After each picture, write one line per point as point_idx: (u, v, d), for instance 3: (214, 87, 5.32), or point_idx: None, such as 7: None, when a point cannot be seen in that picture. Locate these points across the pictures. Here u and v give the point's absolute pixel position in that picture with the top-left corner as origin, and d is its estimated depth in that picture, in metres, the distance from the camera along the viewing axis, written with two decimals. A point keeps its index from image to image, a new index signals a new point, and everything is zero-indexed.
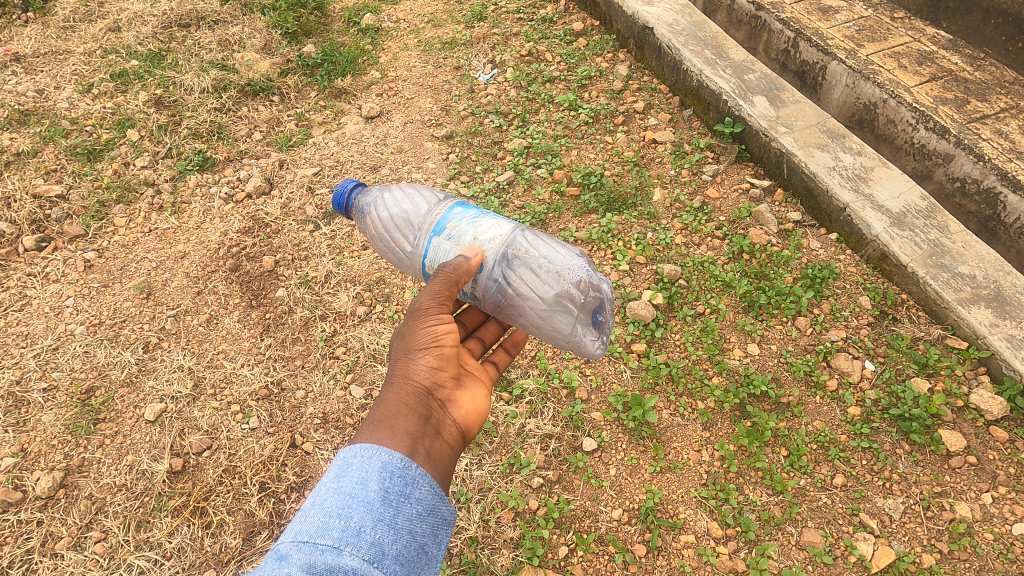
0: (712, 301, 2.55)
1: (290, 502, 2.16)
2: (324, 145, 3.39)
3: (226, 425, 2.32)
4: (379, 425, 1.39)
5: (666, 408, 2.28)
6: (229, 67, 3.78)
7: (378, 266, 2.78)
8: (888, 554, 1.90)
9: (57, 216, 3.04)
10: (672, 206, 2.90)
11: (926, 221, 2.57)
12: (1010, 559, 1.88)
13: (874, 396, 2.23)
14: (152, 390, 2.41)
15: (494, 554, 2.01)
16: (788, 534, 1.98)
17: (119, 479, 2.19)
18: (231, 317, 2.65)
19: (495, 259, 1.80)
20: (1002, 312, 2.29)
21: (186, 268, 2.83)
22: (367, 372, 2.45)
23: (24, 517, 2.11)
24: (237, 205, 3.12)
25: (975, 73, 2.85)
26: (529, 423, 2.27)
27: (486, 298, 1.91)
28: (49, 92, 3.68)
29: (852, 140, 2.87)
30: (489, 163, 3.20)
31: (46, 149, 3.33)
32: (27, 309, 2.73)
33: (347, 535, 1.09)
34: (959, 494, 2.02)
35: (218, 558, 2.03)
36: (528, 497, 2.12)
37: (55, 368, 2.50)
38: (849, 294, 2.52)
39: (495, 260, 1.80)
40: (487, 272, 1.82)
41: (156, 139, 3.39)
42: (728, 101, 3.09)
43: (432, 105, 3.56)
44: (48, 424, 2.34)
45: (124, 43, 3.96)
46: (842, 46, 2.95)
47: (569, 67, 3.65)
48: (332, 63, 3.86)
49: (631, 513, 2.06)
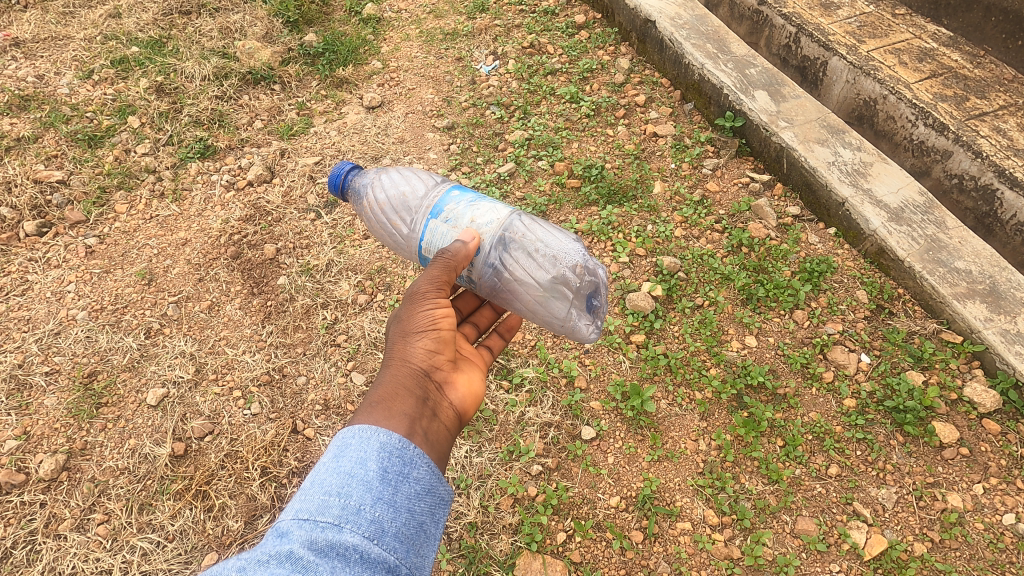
0: (711, 294, 2.56)
1: (291, 486, 2.18)
2: (325, 135, 3.39)
3: (228, 411, 2.34)
4: (378, 405, 1.41)
5: (665, 398, 2.31)
6: (230, 54, 3.77)
7: (379, 256, 2.79)
8: (881, 542, 1.94)
9: (58, 202, 3.03)
10: (672, 199, 2.93)
11: (924, 216, 2.59)
12: (1000, 549, 1.92)
13: (869, 388, 2.26)
14: (153, 375, 2.42)
15: (493, 539, 2.03)
16: (784, 523, 2.01)
17: (122, 463, 2.21)
18: (232, 304, 2.66)
19: (492, 243, 1.83)
20: (997, 307, 2.32)
21: (187, 255, 2.84)
22: (368, 359, 2.47)
23: (27, 499, 2.13)
24: (238, 193, 3.13)
25: (975, 71, 2.87)
26: (529, 411, 2.30)
27: (482, 282, 1.94)
28: (49, 77, 3.66)
29: (852, 135, 2.89)
30: (490, 154, 3.21)
31: (46, 135, 3.32)
32: (29, 294, 2.73)
33: (347, 513, 1.11)
34: (951, 485, 2.05)
35: (220, 541, 2.06)
36: (527, 484, 2.15)
37: (57, 352, 2.51)
38: (846, 288, 2.55)
39: (492, 243, 1.83)
40: (483, 255, 1.84)
41: (157, 126, 3.38)
42: (729, 95, 3.11)
43: (433, 96, 3.57)
44: (50, 408, 2.35)
45: (124, 30, 3.95)
46: (843, 42, 2.96)
47: (571, 60, 3.66)
48: (334, 52, 3.86)
49: (629, 501, 2.09)
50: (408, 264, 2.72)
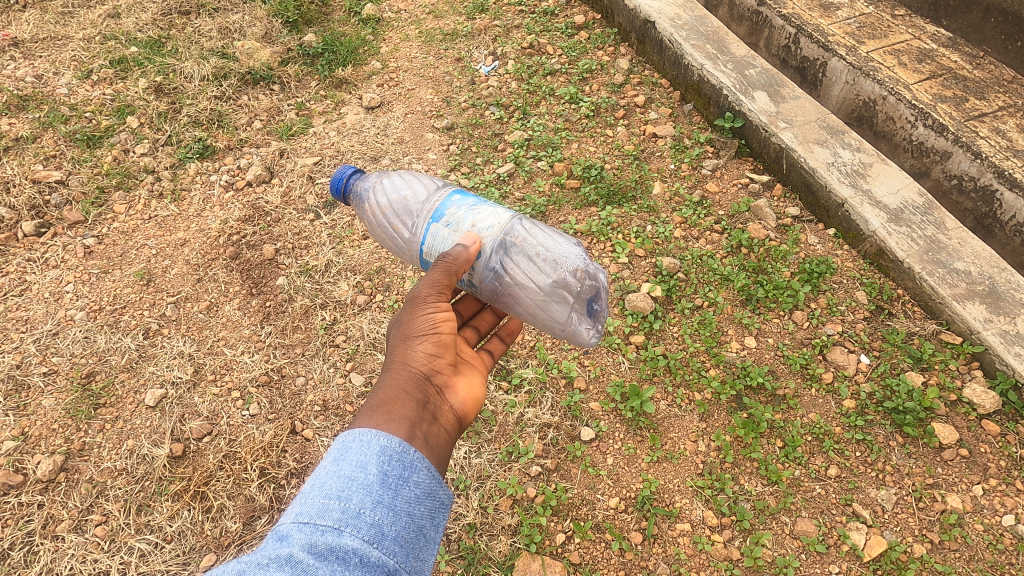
0: (710, 294, 2.56)
1: (290, 487, 2.17)
2: (325, 135, 3.39)
3: (226, 411, 2.34)
4: (378, 409, 1.40)
5: (664, 398, 2.31)
6: (229, 54, 3.77)
7: (378, 256, 2.79)
8: (880, 543, 1.93)
9: (57, 202, 3.03)
10: (672, 200, 2.92)
11: (923, 217, 2.59)
12: (1000, 550, 1.92)
13: (869, 389, 2.26)
14: (152, 375, 2.42)
15: (492, 540, 2.03)
16: (783, 523, 2.01)
17: (120, 464, 2.20)
18: (231, 304, 2.66)
19: (492, 247, 1.83)
20: (996, 308, 2.32)
21: (186, 255, 2.84)
22: (367, 360, 2.47)
23: (25, 500, 2.13)
24: (237, 193, 3.12)
25: (974, 72, 2.87)
26: (528, 412, 2.29)
27: (483, 286, 1.94)
28: (48, 77, 3.66)
29: (852, 136, 2.88)
30: (490, 155, 3.21)
31: (45, 135, 3.31)
32: (27, 294, 2.72)
33: (346, 517, 1.11)
34: (950, 486, 2.05)
35: (218, 542, 2.05)
36: (526, 485, 2.14)
37: (56, 353, 2.50)
38: (845, 288, 2.55)
39: (493, 247, 1.82)
40: (484, 259, 1.84)
41: (155, 127, 3.38)
42: (728, 96, 3.11)
43: (433, 96, 3.56)
44: (48, 409, 2.34)
45: (123, 30, 3.95)
46: (842, 42, 2.96)
47: (571, 60, 3.66)
48: (333, 52, 3.85)
49: (628, 502, 2.09)
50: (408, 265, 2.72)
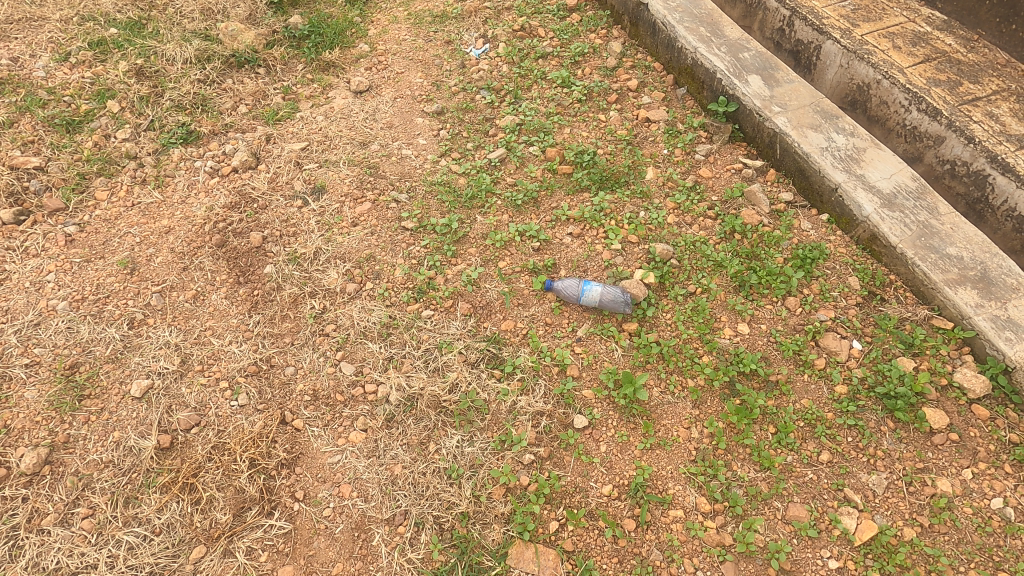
0: (703, 281, 2.55)
1: (280, 478, 2.15)
2: (312, 120, 3.32)
3: (214, 402, 2.30)
4: None
5: (657, 385, 2.30)
6: (213, 37, 3.67)
7: (368, 244, 2.75)
8: (872, 527, 1.94)
9: (36, 188, 2.95)
10: (665, 185, 2.89)
11: (917, 202, 2.58)
12: (988, 532, 1.93)
13: (861, 374, 2.26)
14: (138, 366, 2.38)
15: (484, 529, 2.01)
16: (775, 508, 2.02)
17: (106, 456, 2.17)
18: (218, 293, 2.61)
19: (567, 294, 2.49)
20: (987, 293, 2.32)
21: (171, 242, 2.78)
22: (357, 349, 2.43)
23: (9, 494, 2.09)
24: (223, 180, 3.06)
25: (968, 55, 2.85)
26: (521, 400, 2.26)
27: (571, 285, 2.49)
28: (23, 59, 3.53)
29: (846, 121, 2.86)
30: (481, 140, 3.16)
31: (22, 119, 3.21)
32: (6, 284, 2.65)
33: None
34: (941, 470, 2.06)
35: (208, 534, 2.03)
36: (519, 473, 2.12)
37: (37, 343, 2.45)
38: (838, 274, 2.54)
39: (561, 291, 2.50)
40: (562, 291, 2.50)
41: (137, 111, 3.30)
42: (722, 80, 3.07)
43: (422, 79, 3.50)
44: (31, 400, 2.29)
45: (102, 10, 3.85)
46: (837, 25, 2.94)
47: (563, 43, 3.60)
48: (319, 34, 3.76)
49: (621, 489, 2.08)
50: (428, 236, 2.76)
